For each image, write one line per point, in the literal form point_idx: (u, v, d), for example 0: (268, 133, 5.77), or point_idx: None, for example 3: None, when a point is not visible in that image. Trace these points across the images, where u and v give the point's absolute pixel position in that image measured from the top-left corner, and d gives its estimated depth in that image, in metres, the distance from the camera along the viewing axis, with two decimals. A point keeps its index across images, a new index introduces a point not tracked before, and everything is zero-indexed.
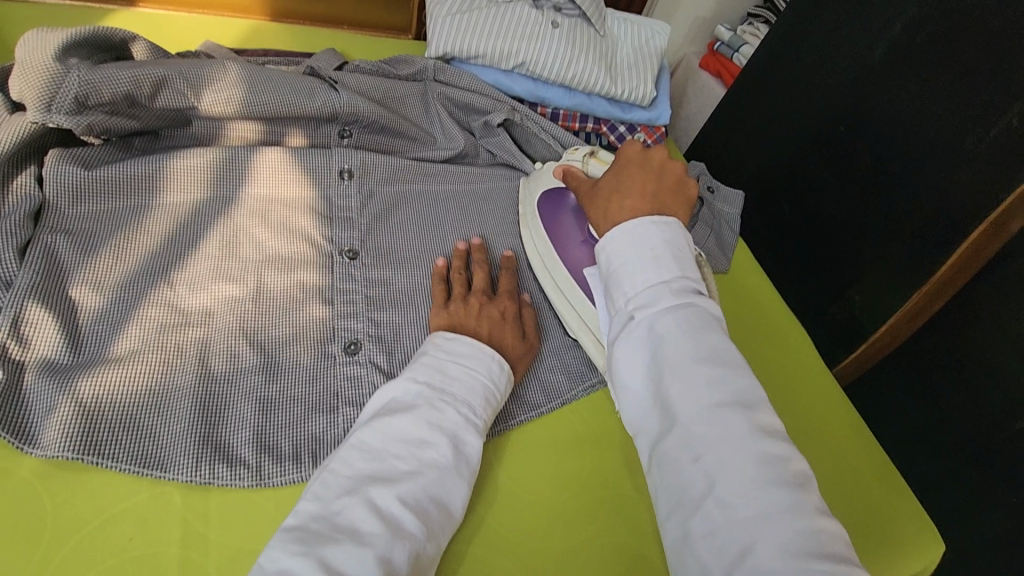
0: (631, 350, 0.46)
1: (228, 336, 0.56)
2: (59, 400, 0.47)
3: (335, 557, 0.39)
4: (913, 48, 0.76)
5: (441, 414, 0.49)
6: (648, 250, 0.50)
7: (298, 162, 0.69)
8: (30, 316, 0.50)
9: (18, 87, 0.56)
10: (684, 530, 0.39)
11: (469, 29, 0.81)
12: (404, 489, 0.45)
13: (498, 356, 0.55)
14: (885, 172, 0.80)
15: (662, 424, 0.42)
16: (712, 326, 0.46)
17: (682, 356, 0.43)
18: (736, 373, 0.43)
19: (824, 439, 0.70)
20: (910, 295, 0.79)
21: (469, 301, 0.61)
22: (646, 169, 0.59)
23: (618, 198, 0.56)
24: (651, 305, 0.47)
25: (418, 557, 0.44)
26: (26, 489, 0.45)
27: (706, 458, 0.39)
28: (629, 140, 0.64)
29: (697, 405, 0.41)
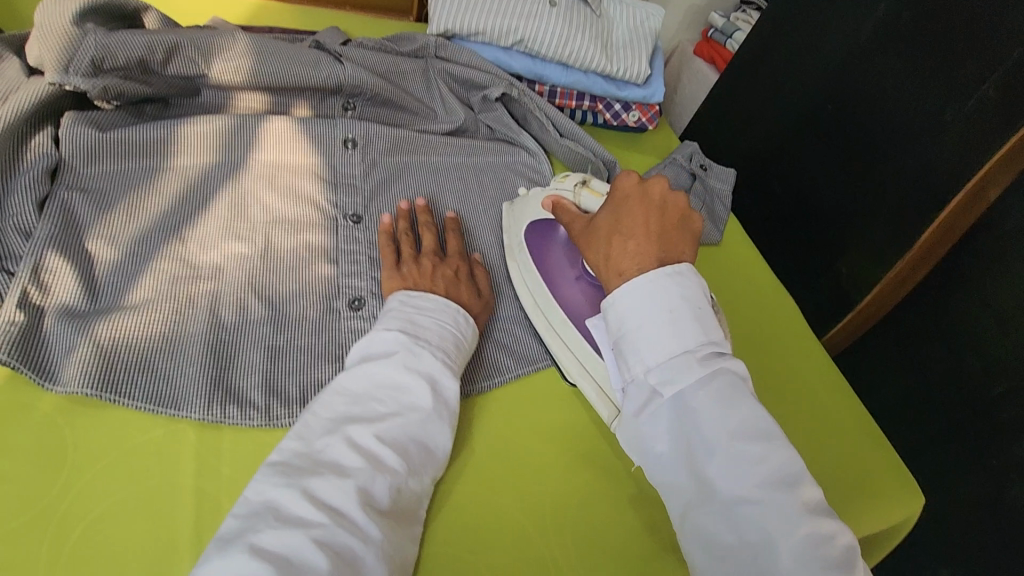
0: (659, 419, 0.46)
1: (238, 290, 0.58)
2: (79, 341, 0.49)
3: (318, 487, 0.42)
4: (896, 26, 0.79)
5: (418, 359, 0.51)
6: (666, 310, 0.48)
7: (304, 130, 0.71)
8: (50, 264, 0.52)
9: (37, 52, 0.59)
10: None
11: (469, 7, 0.84)
12: (384, 429, 0.47)
13: (461, 308, 0.58)
14: (870, 148, 0.83)
15: (697, 493, 0.43)
16: (741, 393, 0.45)
17: (716, 432, 0.43)
18: (775, 445, 0.43)
19: (804, 402, 0.72)
20: (894, 264, 0.82)
21: (421, 262, 0.62)
22: (649, 206, 0.54)
23: (619, 241, 0.53)
24: (673, 378, 0.46)
25: (400, 490, 0.46)
26: (48, 421, 0.47)
27: (748, 534, 0.40)
28: (623, 171, 0.57)
29: (738, 484, 0.41)
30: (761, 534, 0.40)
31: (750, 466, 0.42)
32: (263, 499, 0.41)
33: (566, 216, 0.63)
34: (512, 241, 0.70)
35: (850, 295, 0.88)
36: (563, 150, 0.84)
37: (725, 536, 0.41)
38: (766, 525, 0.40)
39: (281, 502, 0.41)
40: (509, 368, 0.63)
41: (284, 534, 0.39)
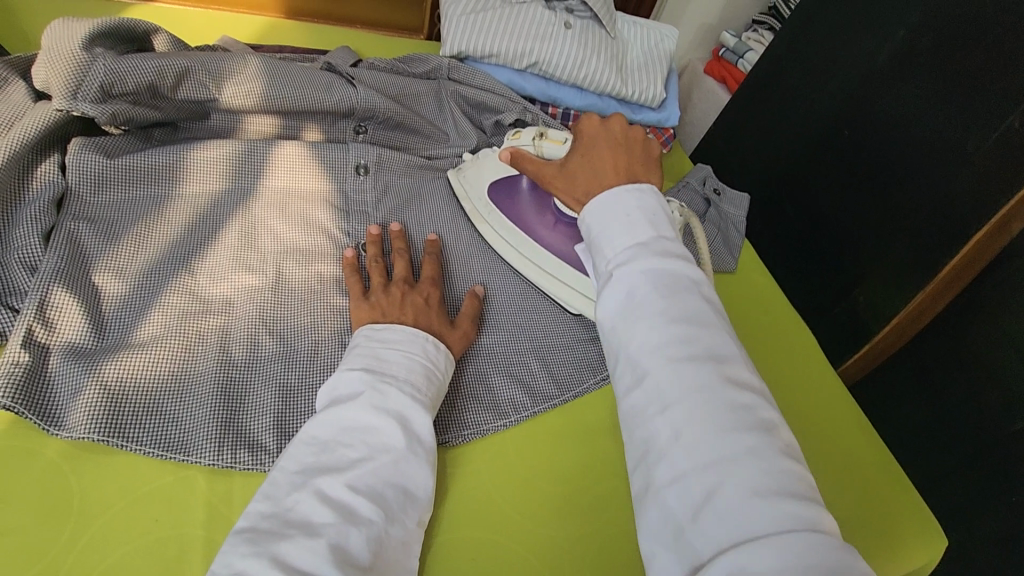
0: (608, 311, 0.45)
1: (248, 325, 0.56)
2: (86, 383, 0.47)
3: (287, 552, 0.38)
4: (916, 54, 0.78)
5: (384, 398, 0.47)
6: (624, 216, 0.48)
7: (315, 155, 0.70)
8: (56, 300, 0.51)
9: (44, 75, 0.57)
10: (652, 481, 0.38)
11: (483, 29, 0.82)
12: (353, 477, 0.43)
13: (431, 336, 0.54)
14: (888, 175, 0.82)
15: (630, 376, 0.42)
16: (687, 287, 0.44)
17: (654, 314, 0.42)
18: (707, 332, 0.42)
19: (824, 440, 0.70)
20: (914, 296, 0.80)
21: (390, 291, 0.58)
22: (613, 141, 0.55)
23: (592, 178, 0.54)
24: (629, 264, 0.45)
25: (380, 542, 0.42)
26: (52, 468, 0.45)
27: (672, 409, 0.39)
28: (586, 113, 0.59)
29: (665, 360, 0.40)
30: (683, 408, 0.38)
31: (681, 344, 0.41)
32: (231, 572, 0.37)
33: (531, 165, 0.62)
34: (478, 204, 0.74)
35: (868, 323, 0.87)
36: None
37: (650, 410, 0.39)
38: (690, 399, 0.38)
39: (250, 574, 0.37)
40: (525, 405, 0.61)
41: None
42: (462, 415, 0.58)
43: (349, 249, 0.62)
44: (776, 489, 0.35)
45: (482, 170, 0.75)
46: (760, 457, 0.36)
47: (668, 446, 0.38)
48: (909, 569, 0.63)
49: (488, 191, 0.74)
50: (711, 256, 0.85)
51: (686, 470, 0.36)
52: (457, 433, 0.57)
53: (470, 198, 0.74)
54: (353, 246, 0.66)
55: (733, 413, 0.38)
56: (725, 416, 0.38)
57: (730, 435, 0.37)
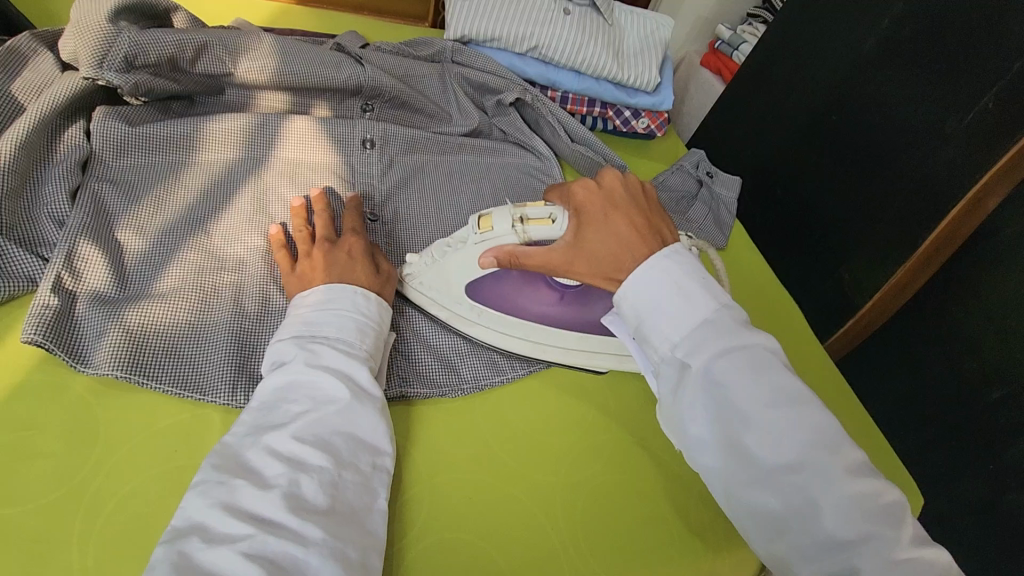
0: (694, 405, 0.43)
1: (260, 282, 0.59)
2: (110, 326, 0.51)
3: (241, 500, 0.40)
4: (899, 41, 0.81)
5: (317, 356, 0.49)
6: (676, 289, 0.46)
7: (324, 129, 0.73)
8: (82, 251, 0.54)
9: (72, 46, 0.61)
10: (783, 553, 0.41)
11: (485, 14, 0.86)
12: (297, 429, 0.45)
13: (361, 289, 0.56)
14: (874, 158, 0.85)
15: (742, 472, 0.41)
16: (770, 364, 0.43)
17: (753, 407, 0.41)
18: (807, 408, 0.42)
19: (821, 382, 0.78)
20: (895, 271, 0.84)
21: (314, 255, 0.59)
22: (623, 201, 0.54)
23: (630, 252, 0.50)
24: (703, 349, 0.44)
25: (336, 486, 0.44)
26: (80, 403, 0.49)
27: (794, 499, 0.40)
28: (574, 180, 0.56)
29: (780, 457, 0.40)
30: (810, 502, 0.39)
31: (789, 433, 0.41)
32: (191, 523, 0.39)
33: (535, 257, 0.56)
34: (462, 306, 0.64)
35: (853, 300, 0.90)
36: (578, 156, 0.86)
37: (773, 504, 0.40)
38: (815, 493, 0.39)
39: (215, 527, 0.39)
40: (521, 364, 0.65)
41: (215, 554, 0.37)
42: (459, 373, 0.62)
43: (274, 225, 0.62)
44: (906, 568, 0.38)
45: (449, 274, 0.63)
46: (891, 539, 0.38)
47: (802, 530, 0.40)
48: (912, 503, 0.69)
49: (468, 295, 0.63)
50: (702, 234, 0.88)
51: (820, 553, 0.39)
52: (456, 387, 0.61)
53: (441, 303, 0.64)
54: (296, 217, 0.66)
55: (859, 501, 0.39)
56: (851, 502, 0.39)
57: (860, 528, 0.38)
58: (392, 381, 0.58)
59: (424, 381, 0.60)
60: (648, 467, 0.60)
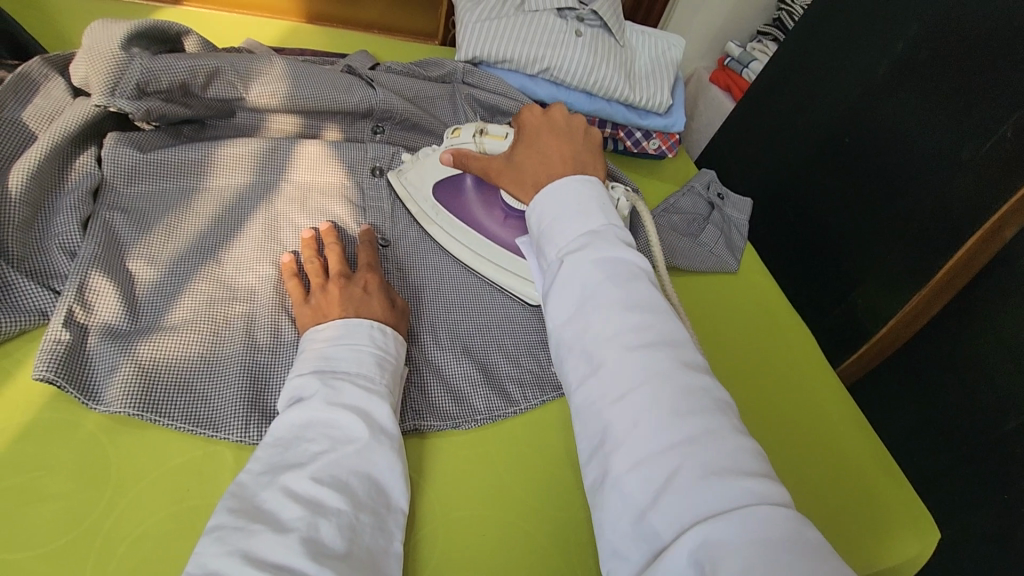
0: (564, 296, 0.47)
1: (272, 311, 0.59)
2: (122, 361, 0.50)
3: (256, 547, 0.39)
4: (914, 65, 0.80)
5: (338, 392, 0.49)
6: (574, 205, 0.52)
7: (336, 153, 0.73)
8: (94, 284, 0.53)
9: (84, 72, 0.61)
10: (609, 471, 0.39)
11: (497, 35, 0.86)
12: (316, 469, 0.44)
13: (378, 323, 0.56)
14: (888, 180, 0.84)
15: (591, 366, 0.43)
16: (639, 277, 0.47)
17: (611, 302, 0.45)
18: (662, 321, 0.45)
19: (779, 421, 0.73)
20: (910, 299, 0.83)
21: (329, 288, 0.58)
22: (559, 131, 0.63)
23: (544, 166, 0.60)
24: (584, 250, 0.49)
25: (354, 530, 0.43)
26: (91, 440, 0.48)
27: (630, 393, 0.40)
28: (527, 107, 0.66)
29: (622, 349, 0.43)
30: (644, 399, 0.40)
31: (634, 331, 0.43)
32: (205, 572, 0.38)
33: (477, 163, 0.66)
34: (423, 205, 0.72)
35: (863, 321, 0.90)
36: None
37: (609, 398, 0.41)
38: (647, 388, 0.40)
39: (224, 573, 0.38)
40: (535, 394, 0.64)
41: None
42: (472, 403, 0.61)
43: (287, 254, 0.62)
44: (729, 467, 0.37)
45: (424, 173, 0.73)
46: (713, 437, 0.38)
47: (622, 436, 0.39)
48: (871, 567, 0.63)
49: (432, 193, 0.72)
50: (714, 258, 0.88)
51: (645, 459, 0.38)
52: (469, 419, 0.60)
53: (414, 199, 0.73)
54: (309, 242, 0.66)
55: (690, 399, 0.40)
56: (683, 401, 0.40)
57: (683, 420, 0.39)
58: (406, 414, 0.58)
59: (436, 414, 0.59)
60: None
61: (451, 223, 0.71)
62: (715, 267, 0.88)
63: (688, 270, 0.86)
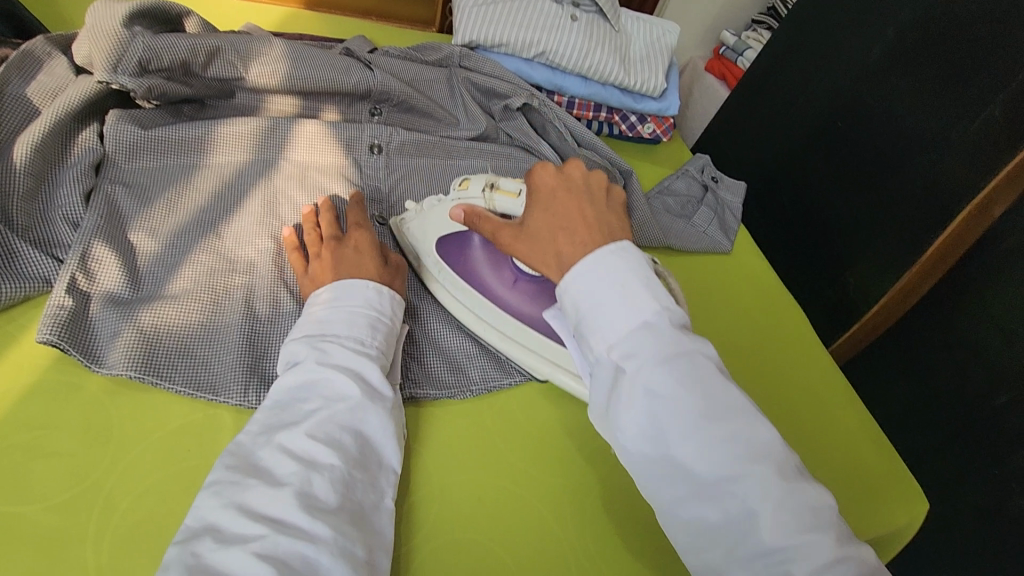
0: (629, 406, 0.42)
1: (271, 282, 0.60)
2: (124, 326, 0.52)
3: (250, 499, 0.41)
4: (905, 48, 0.82)
5: (329, 354, 0.50)
6: (618, 286, 0.45)
7: (334, 133, 0.74)
8: (96, 253, 0.55)
9: (86, 50, 0.62)
10: (720, 566, 0.39)
11: (494, 20, 0.87)
12: (310, 427, 0.45)
13: (373, 283, 0.56)
14: (879, 163, 0.85)
15: (677, 480, 0.40)
16: (705, 369, 0.42)
17: (688, 415, 0.40)
18: (744, 418, 0.41)
19: (779, 395, 0.75)
20: (900, 277, 0.84)
21: (323, 255, 0.59)
22: (580, 190, 0.53)
23: (566, 236, 0.50)
24: (643, 355, 0.42)
25: (347, 485, 0.44)
26: (94, 402, 0.49)
27: (731, 508, 0.38)
28: (538, 164, 0.55)
29: (713, 464, 0.39)
30: (747, 509, 0.38)
31: (722, 441, 0.40)
32: (203, 522, 0.40)
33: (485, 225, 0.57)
34: (427, 260, 0.67)
35: (858, 305, 0.90)
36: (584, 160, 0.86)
37: (709, 514, 0.39)
38: (749, 500, 0.38)
39: (220, 523, 0.40)
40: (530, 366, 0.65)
41: (225, 554, 0.37)
42: (469, 374, 0.63)
43: (285, 227, 0.63)
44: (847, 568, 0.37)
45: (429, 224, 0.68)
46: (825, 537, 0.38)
47: (735, 541, 0.38)
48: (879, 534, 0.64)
49: (436, 248, 0.67)
50: (707, 240, 0.89)
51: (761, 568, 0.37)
52: (465, 388, 0.61)
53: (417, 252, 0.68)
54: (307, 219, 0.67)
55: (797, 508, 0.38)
56: (792, 505, 0.38)
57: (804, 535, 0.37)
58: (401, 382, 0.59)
59: (433, 383, 0.60)
60: None
61: (453, 282, 0.66)
62: (708, 248, 0.89)
63: (683, 250, 0.87)
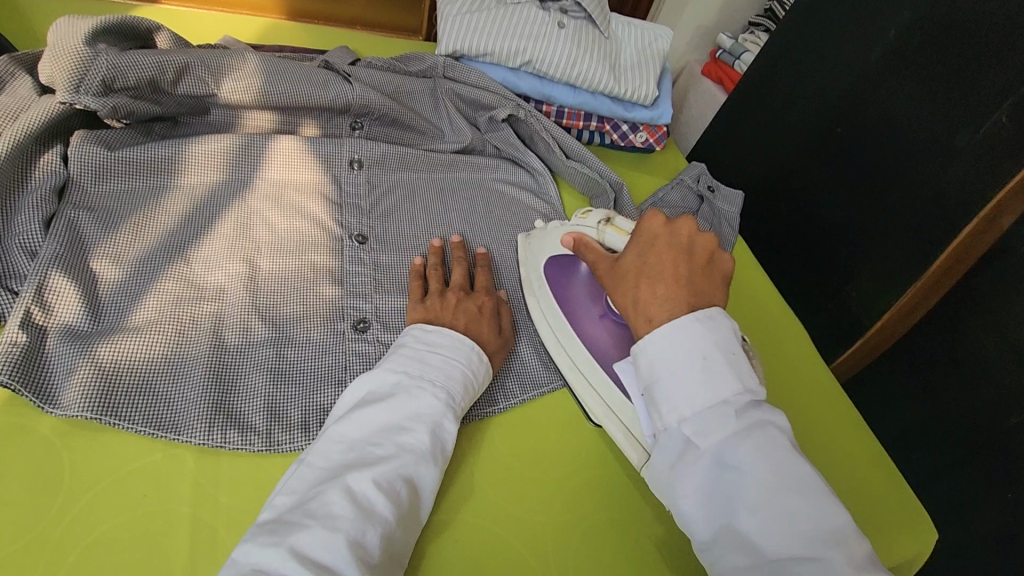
0: (696, 473, 0.43)
1: (242, 310, 0.57)
2: (80, 363, 0.49)
3: (304, 542, 0.39)
4: (905, 50, 0.79)
5: (417, 400, 0.49)
6: (700, 360, 0.45)
7: (311, 150, 0.72)
8: (53, 284, 0.52)
9: (49, 69, 0.59)
10: None
11: (478, 28, 0.84)
12: (380, 473, 0.44)
13: (477, 346, 0.55)
14: (882, 170, 0.82)
15: (740, 555, 0.40)
16: (784, 448, 0.42)
17: (759, 488, 0.40)
18: (821, 506, 0.40)
19: (803, 414, 0.73)
20: (903, 293, 0.81)
21: (447, 296, 0.60)
22: (680, 247, 0.51)
23: (648, 285, 0.50)
24: (716, 429, 0.43)
25: (391, 539, 0.43)
26: (46, 444, 0.47)
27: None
28: (651, 211, 0.54)
29: (783, 544, 0.39)
30: None
31: (794, 525, 0.39)
32: (250, 563, 0.38)
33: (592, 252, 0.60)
34: (532, 273, 0.69)
35: (861, 319, 0.87)
36: (573, 173, 0.83)
37: None
38: None
39: (266, 564, 0.38)
40: (515, 394, 0.62)
41: None
42: None
43: (417, 257, 0.66)
44: None
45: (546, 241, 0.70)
46: None
47: None
48: (899, 562, 0.62)
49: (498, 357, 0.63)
50: None
51: None
52: None
53: (529, 266, 0.70)
54: (284, 241, 0.64)
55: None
56: None
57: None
58: None
59: None
60: (647, 502, 0.58)
61: (547, 302, 0.66)
62: None
63: None
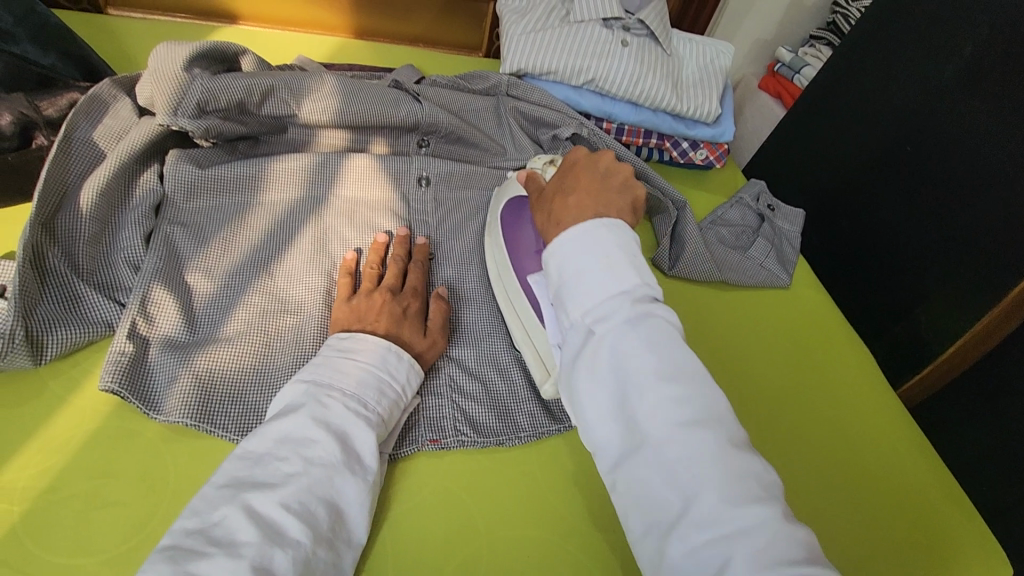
0: (593, 368, 0.43)
1: (320, 324, 0.60)
2: (180, 373, 0.53)
3: (204, 570, 0.39)
4: (985, 71, 0.77)
5: (326, 410, 0.49)
6: (602, 257, 0.46)
7: (382, 167, 0.74)
8: (155, 296, 0.56)
9: (150, 92, 0.64)
10: (661, 551, 0.38)
11: (542, 47, 0.85)
12: (286, 496, 0.44)
13: (394, 347, 0.55)
14: (959, 190, 0.79)
15: (629, 446, 0.40)
16: (673, 334, 0.44)
17: (648, 374, 0.41)
18: (701, 391, 0.41)
19: (761, 408, 0.71)
20: (981, 317, 0.79)
21: (373, 296, 0.60)
22: (595, 171, 0.56)
23: (562, 198, 0.55)
24: (611, 317, 0.44)
25: (309, 564, 0.43)
26: (152, 447, 0.50)
27: (682, 479, 0.38)
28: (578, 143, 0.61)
29: (667, 428, 0.39)
30: (696, 481, 0.37)
31: (676, 407, 0.40)
32: None
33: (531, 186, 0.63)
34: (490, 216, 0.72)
35: (931, 342, 0.85)
36: None
37: (657, 481, 0.39)
38: (699, 470, 0.38)
39: None
40: None
41: None
42: (518, 420, 0.61)
43: (350, 253, 0.65)
44: None
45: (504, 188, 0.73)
46: None
47: (675, 522, 0.37)
48: None
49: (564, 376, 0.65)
50: (762, 273, 0.85)
51: (698, 547, 0.36)
52: (516, 433, 0.60)
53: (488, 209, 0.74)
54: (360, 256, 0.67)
55: None
56: (742, 484, 0.38)
57: None
58: (449, 429, 0.58)
59: (475, 429, 0.59)
60: None
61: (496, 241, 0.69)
62: (766, 282, 0.85)
63: (737, 284, 0.84)
